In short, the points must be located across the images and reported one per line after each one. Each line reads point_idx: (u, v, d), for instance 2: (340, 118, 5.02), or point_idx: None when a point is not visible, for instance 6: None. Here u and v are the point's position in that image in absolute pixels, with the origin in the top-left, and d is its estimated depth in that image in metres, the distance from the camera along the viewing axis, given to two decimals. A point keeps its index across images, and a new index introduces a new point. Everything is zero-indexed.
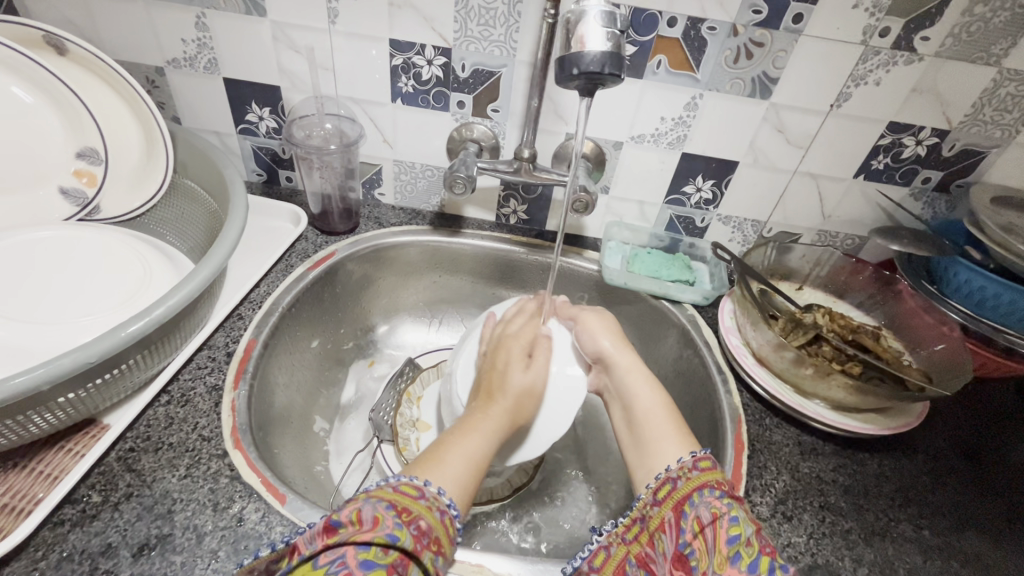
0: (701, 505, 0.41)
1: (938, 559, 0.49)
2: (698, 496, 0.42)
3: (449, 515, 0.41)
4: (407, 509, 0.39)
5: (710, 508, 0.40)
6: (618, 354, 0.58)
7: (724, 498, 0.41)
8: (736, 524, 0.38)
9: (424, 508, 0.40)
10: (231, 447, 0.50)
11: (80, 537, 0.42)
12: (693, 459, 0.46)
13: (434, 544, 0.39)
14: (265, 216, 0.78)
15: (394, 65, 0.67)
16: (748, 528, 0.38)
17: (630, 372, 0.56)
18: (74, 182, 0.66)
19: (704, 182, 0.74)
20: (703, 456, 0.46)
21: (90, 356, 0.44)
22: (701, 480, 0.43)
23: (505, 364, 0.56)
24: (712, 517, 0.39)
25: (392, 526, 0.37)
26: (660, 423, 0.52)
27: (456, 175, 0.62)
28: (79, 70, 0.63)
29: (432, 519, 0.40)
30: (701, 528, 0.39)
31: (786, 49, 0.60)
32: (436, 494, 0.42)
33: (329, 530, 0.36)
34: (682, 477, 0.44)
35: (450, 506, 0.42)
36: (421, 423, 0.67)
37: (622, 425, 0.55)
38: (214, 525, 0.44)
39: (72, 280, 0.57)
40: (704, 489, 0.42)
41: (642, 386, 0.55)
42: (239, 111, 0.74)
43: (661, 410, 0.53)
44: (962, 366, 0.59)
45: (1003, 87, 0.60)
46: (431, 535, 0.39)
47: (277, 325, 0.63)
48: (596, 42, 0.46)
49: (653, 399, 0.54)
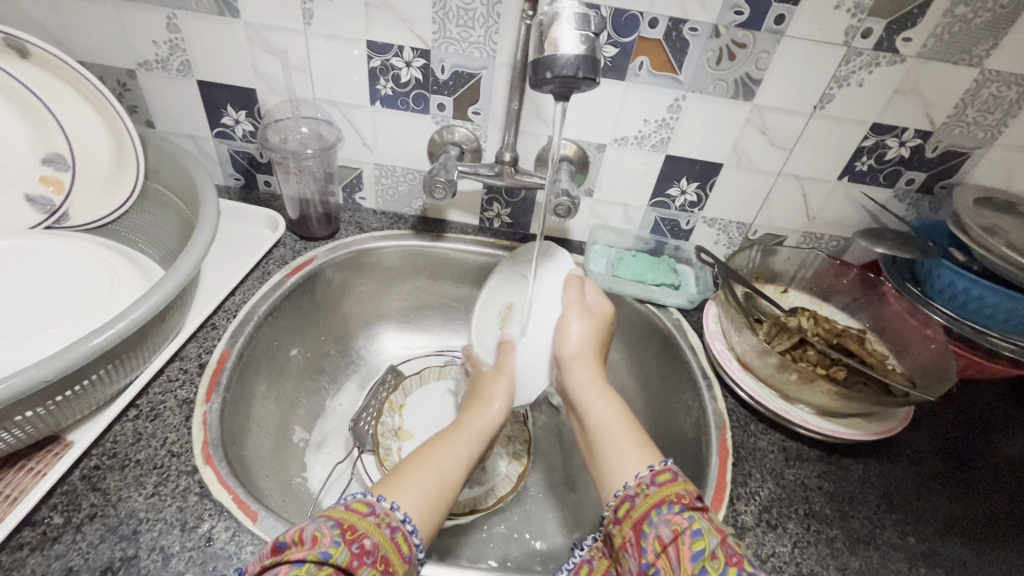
0: (660, 523, 0.39)
1: (923, 566, 0.49)
2: (656, 513, 0.40)
3: (402, 530, 0.39)
4: (352, 526, 0.37)
5: (670, 525, 0.38)
6: (580, 366, 0.54)
7: (685, 511, 0.39)
8: (699, 539, 0.37)
9: (373, 526, 0.38)
10: (201, 463, 0.48)
11: (39, 562, 0.40)
12: (652, 474, 0.44)
13: (380, 562, 0.37)
14: (240, 222, 0.77)
15: (371, 67, 0.65)
16: (712, 540, 0.37)
17: (581, 389, 0.53)
18: (40, 188, 0.64)
19: (688, 185, 0.73)
20: (662, 469, 0.44)
21: (47, 374, 0.42)
22: (659, 496, 0.41)
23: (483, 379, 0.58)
24: (674, 534, 0.38)
25: (329, 543, 0.35)
26: (618, 438, 0.48)
27: (435, 179, 0.61)
28: (42, 74, 0.60)
29: (379, 538, 0.38)
30: (663, 547, 0.38)
31: (768, 50, 0.60)
32: (387, 509, 0.40)
33: (272, 556, 0.34)
34: (640, 494, 0.42)
35: (403, 521, 0.40)
36: (405, 432, 0.67)
37: (583, 443, 0.52)
38: (181, 546, 0.43)
39: (37, 292, 0.55)
40: (663, 506, 0.40)
41: (596, 402, 0.52)
42: (214, 114, 0.72)
43: (619, 424, 0.50)
44: (946, 370, 0.59)
45: (985, 89, 0.60)
46: (377, 553, 0.37)
47: (253, 335, 0.62)
48: (569, 45, 0.45)
49: (609, 414, 0.51)
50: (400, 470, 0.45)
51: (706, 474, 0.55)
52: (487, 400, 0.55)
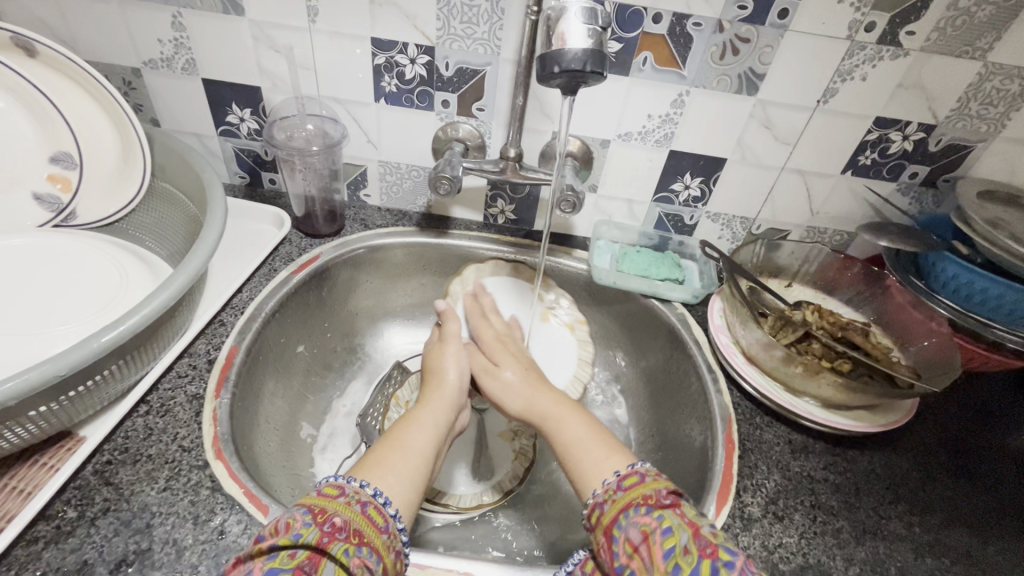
0: (629, 526, 0.39)
1: (928, 556, 0.49)
2: (625, 516, 0.40)
3: (374, 503, 0.40)
4: (322, 509, 0.38)
5: (640, 527, 0.38)
6: (545, 391, 0.57)
7: (653, 511, 0.39)
8: (670, 536, 0.37)
9: (343, 505, 0.38)
10: (212, 457, 0.49)
11: (54, 555, 0.41)
12: (619, 479, 0.44)
13: (353, 536, 0.37)
14: (246, 219, 0.77)
15: (376, 64, 0.65)
16: (683, 536, 0.37)
17: (549, 414, 0.54)
18: (48, 187, 0.65)
19: (692, 180, 0.73)
20: (628, 474, 0.44)
21: (61, 369, 0.43)
22: (626, 500, 0.41)
23: (436, 350, 0.62)
24: (643, 535, 0.38)
25: (299, 526, 0.36)
26: (591, 450, 0.48)
27: (440, 175, 0.61)
28: (50, 73, 0.61)
29: (350, 514, 0.38)
30: (635, 548, 0.38)
31: (772, 45, 0.60)
32: (358, 488, 0.40)
33: (247, 550, 0.35)
34: (609, 500, 0.42)
35: (374, 495, 0.40)
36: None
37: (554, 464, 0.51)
38: (194, 539, 0.43)
39: (47, 290, 0.56)
40: (631, 508, 0.40)
41: (567, 421, 0.52)
42: (219, 112, 0.73)
43: (590, 436, 0.50)
44: (951, 362, 0.59)
45: (988, 82, 0.60)
46: (349, 528, 0.37)
47: (260, 332, 0.62)
48: (577, 39, 0.46)
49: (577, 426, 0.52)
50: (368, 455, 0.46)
51: (711, 466, 0.55)
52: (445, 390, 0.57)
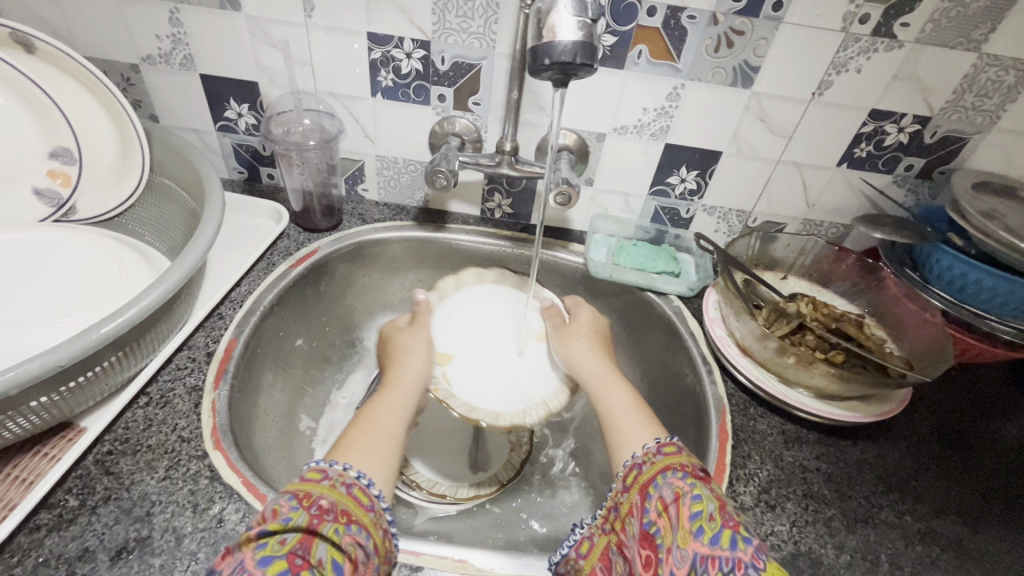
0: (664, 485, 0.40)
1: (919, 545, 0.49)
2: (662, 477, 0.40)
3: (358, 484, 0.41)
4: (307, 493, 0.38)
5: (673, 488, 0.39)
6: (585, 361, 0.57)
7: (688, 478, 0.40)
8: (698, 502, 0.37)
9: (327, 488, 0.39)
10: (211, 447, 0.49)
11: (57, 542, 0.41)
12: (658, 445, 0.44)
13: (342, 516, 0.38)
14: (244, 214, 0.77)
15: (372, 59, 0.66)
16: (710, 504, 0.37)
17: (593, 379, 0.55)
18: (48, 182, 0.65)
19: (688, 173, 0.73)
20: (667, 442, 0.44)
21: (60, 359, 0.43)
22: (665, 463, 0.42)
23: (397, 333, 0.61)
24: (675, 496, 0.38)
25: (288, 510, 0.37)
26: (625, 420, 0.49)
27: (437, 169, 0.62)
28: (48, 68, 0.61)
29: (336, 496, 0.39)
30: (665, 507, 0.38)
31: (767, 37, 0.60)
32: (341, 471, 0.41)
33: (237, 541, 0.35)
34: (648, 462, 0.42)
35: (358, 477, 0.41)
36: (439, 355, 0.61)
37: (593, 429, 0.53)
38: (194, 526, 0.44)
39: (47, 283, 0.57)
40: (667, 471, 0.41)
41: (606, 390, 0.53)
42: (218, 108, 0.73)
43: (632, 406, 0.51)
44: (944, 352, 0.60)
45: (984, 73, 0.60)
46: (337, 509, 0.38)
47: (258, 325, 0.63)
48: (567, 31, 0.46)
49: (623, 394, 0.52)
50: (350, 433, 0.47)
51: (705, 456, 0.56)
52: (411, 359, 0.56)
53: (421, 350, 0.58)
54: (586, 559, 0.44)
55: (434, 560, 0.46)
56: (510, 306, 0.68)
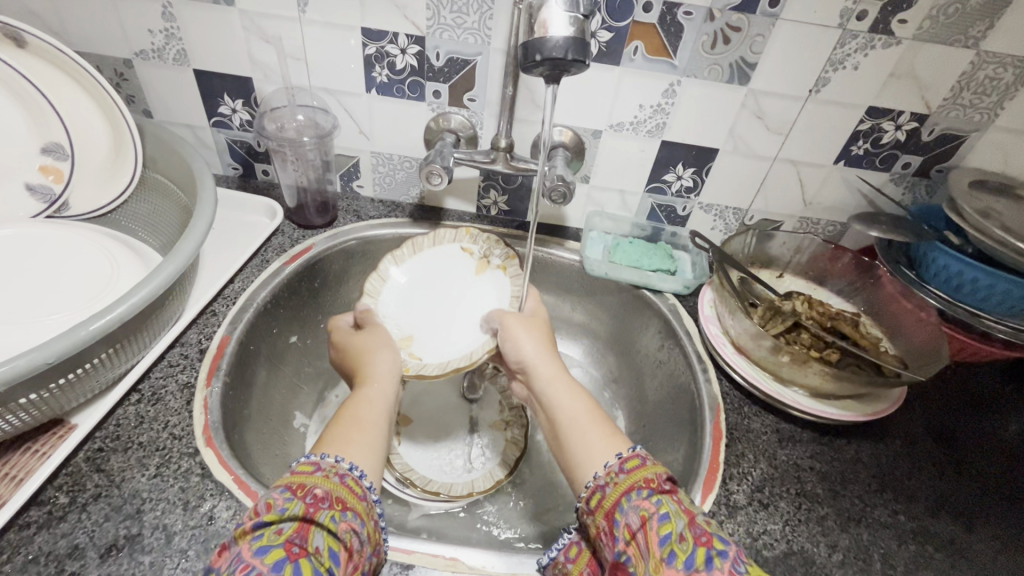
0: (630, 510, 0.39)
1: (912, 544, 0.49)
2: (627, 500, 0.39)
3: (351, 475, 0.40)
4: (300, 484, 0.38)
5: (639, 512, 0.38)
6: (541, 363, 0.55)
7: (653, 496, 0.39)
8: (667, 523, 0.36)
9: (321, 479, 0.39)
10: (203, 445, 0.49)
11: (46, 539, 0.41)
12: (620, 461, 0.42)
13: (336, 504, 0.38)
14: (237, 210, 0.77)
15: (367, 54, 0.65)
16: (679, 523, 0.37)
17: (550, 384, 0.53)
18: (41, 178, 0.65)
19: (685, 170, 0.73)
20: (630, 456, 0.43)
21: (49, 356, 0.43)
22: (628, 483, 0.40)
23: (352, 340, 0.59)
24: (642, 521, 0.37)
25: (282, 502, 0.36)
26: (586, 428, 0.47)
27: (431, 166, 0.61)
28: (38, 62, 0.60)
29: (330, 485, 0.39)
30: (633, 535, 0.37)
31: (763, 33, 0.60)
32: (333, 462, 0.41)
33: (230, 538, 0.35)
34: (611, 483, 0.41)
35: (350, 468, 0.41)
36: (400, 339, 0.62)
37: (548, 434, 0.51)
38: (184, 524, 0.44)
39: (39, 279, 0.56)
40: (632, 492, 0.39)
41: (564, 395, 0.51)
42: (212, 103, 0.73)
43: (586, 418, 0.48)
44: (939, 351, 0.59)
45: (982, 70, 0.60)
46: (332, 497, 0.38)
47: (251, 322, 0.62)
48: (559, 27, 0.46)
49: (576, 405, 0.50)
50: (342, 421, 0.47)
51: (699, 454, 0.56)
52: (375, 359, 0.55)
53: (390, 342, 0.58)
54: (574, 564, 0.44)
55: (425, 559, 0.46)
56: (449, 271, 0.70)
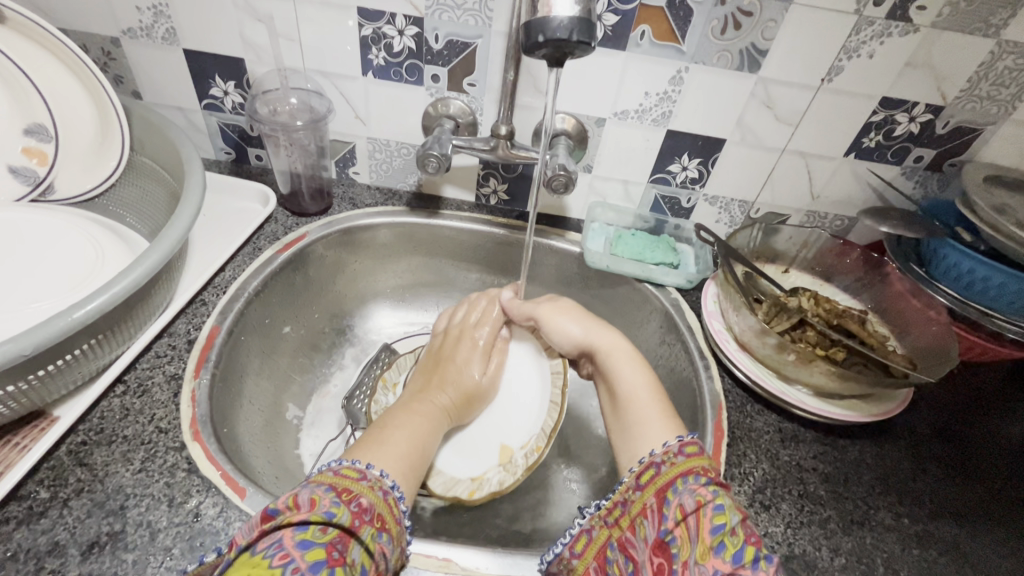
0: (685, 492, 0.38)
1: (916, 548, 0.48)
2: (682, 483, 0.39)
3: (392, 494, 0.39)
4: (346, 488, 0.37)
5: (694, 496, 0.37)
6: (600, 337, 0.56)
7: (711, 485, 0.38)
8: (721, 513, 0.36)
9: (365, 489, 0.38)
10: (189, 439, 0.48)
11: (26, 536, 0.40)
12: (680, 443, 0.42)
13: (377, 521, 0.37)
14: (229, 196, 0.75)
15: (363, 36, 0.63)
16: (733, 517, 0.36)
17: (615, 352, 0.54)
18: (24, 161, 0.63)
19: (690, 161, 0.71)
20: (690, 440, 0.42)
21: (24, 348, 0.41)
22: (686, 466, 0.40)
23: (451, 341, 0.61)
24: (697, 505, 0.36)
25: (329, 504, 0.35)
26: (646, 402, 0.48)
27: (428, 153, 0.59)
28: (18, 39, 0.58)
29: (373, 498, 0.38)
30: (684, 516, 0.37)
31: (775, 19, 0.57)
32: (378, 476, 0.40)
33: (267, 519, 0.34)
34: (667, 462, 0.41)
35: (393, 486, 0.40)
36: (503, 451, 0.59)
37: (609, 410, 0.52)
38: (169, 521, 0.42)
39: (21, 265, 0.54)
40: (689, 476, 0.39)
41: (626, 367, 0.52)
42: (203, 85, 0.70)
43: (647, 390, 0.49)
44: (948, 351, 0.58)
45: (1001, 61, 0.58)
46: (374, 511, 0.37)
47: (243, 312, 0.61)
48: (563, 6, 0.43)
49: (635, 375, 0.51)
50: (379, 427, 0.47)
51: None
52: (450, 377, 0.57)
53: (462, 385, 0.58)
54: (580, 559, 0.42)
55: (416, 558, 0.45)
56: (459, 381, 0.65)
